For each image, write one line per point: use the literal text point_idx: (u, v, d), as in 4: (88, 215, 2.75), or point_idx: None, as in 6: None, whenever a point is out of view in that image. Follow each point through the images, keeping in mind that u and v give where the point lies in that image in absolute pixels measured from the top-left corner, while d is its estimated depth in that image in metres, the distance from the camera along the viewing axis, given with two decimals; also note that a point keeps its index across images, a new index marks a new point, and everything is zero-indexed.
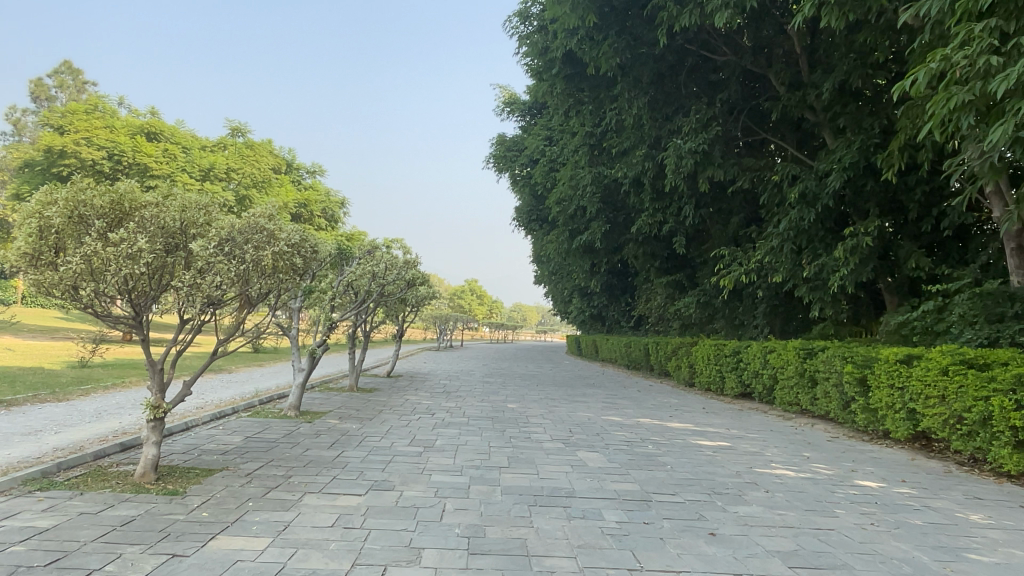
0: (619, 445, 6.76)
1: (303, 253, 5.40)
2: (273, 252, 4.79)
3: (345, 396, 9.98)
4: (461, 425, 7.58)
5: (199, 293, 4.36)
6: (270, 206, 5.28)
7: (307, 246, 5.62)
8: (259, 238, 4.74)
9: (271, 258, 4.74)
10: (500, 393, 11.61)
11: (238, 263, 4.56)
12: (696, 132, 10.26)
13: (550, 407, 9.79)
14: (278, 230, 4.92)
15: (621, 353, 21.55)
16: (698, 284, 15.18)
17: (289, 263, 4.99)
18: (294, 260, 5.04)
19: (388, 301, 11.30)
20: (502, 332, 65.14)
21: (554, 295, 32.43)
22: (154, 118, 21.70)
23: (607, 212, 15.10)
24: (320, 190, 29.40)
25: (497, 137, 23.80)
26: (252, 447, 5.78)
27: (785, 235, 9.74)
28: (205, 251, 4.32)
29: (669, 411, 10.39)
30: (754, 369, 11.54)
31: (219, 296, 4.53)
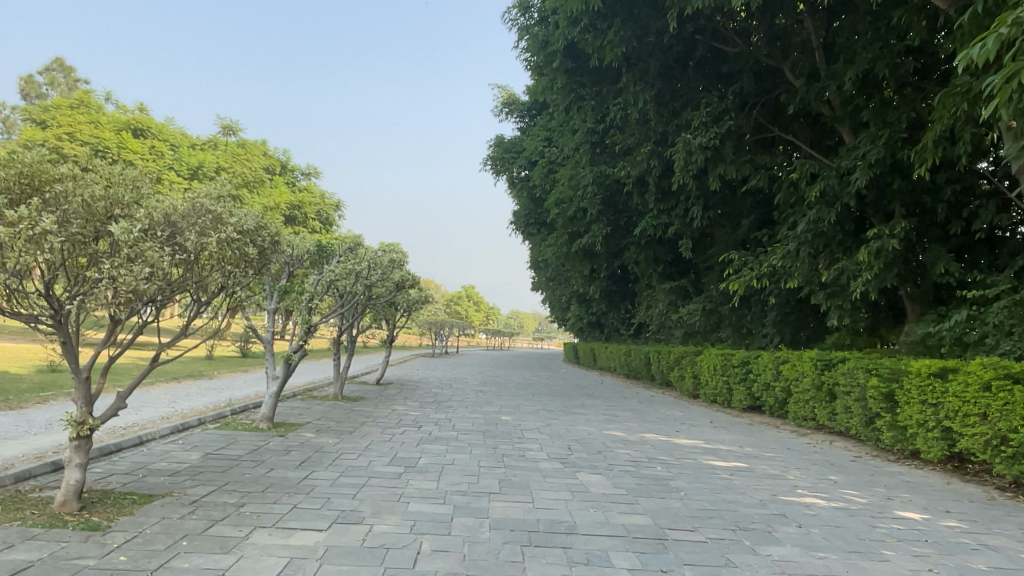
0: (624, 465, 6.06)
1: (261, 243, 4.78)
2: (219, 240, 4.19)
3: (327, 405, 9.29)
4: (449, 440, 6.89)
5: (123, 284, 3.68)
6: (225, 187, 4.67)
7: (267, 234, 4.99)
8: (204, 222, 4.15)
9: (217, 246, 4.14)
10: (495, 403, 10.90)
11: (178, 253, 4.04)
12: (707, 127, 9.61)
13: (548, 420, 9.09)
14: (228, 214, 4.35)
15: (621, 362, 20.88)
16: (704, 291, 14.51)
17: (239, 252, 4.38)
18: (246, 250, 4.43)
19: (377, 304, 10.60)
20: (499, 339, 64.47)
21: (552, 301, 31.71)
22: (142, 114, 21.02)
23: (610, 215, 14.42)
24: (314, 192, 28.70)
25: (495, 138, 23.15)
26: (208, 467, 5.07)
27: (802, 238, 9.08)
28: (129, 235, 3.65)
29: (676, 425, 9.70)
30: (765, 381, 10.88)
31: (152, 291, 3.93)
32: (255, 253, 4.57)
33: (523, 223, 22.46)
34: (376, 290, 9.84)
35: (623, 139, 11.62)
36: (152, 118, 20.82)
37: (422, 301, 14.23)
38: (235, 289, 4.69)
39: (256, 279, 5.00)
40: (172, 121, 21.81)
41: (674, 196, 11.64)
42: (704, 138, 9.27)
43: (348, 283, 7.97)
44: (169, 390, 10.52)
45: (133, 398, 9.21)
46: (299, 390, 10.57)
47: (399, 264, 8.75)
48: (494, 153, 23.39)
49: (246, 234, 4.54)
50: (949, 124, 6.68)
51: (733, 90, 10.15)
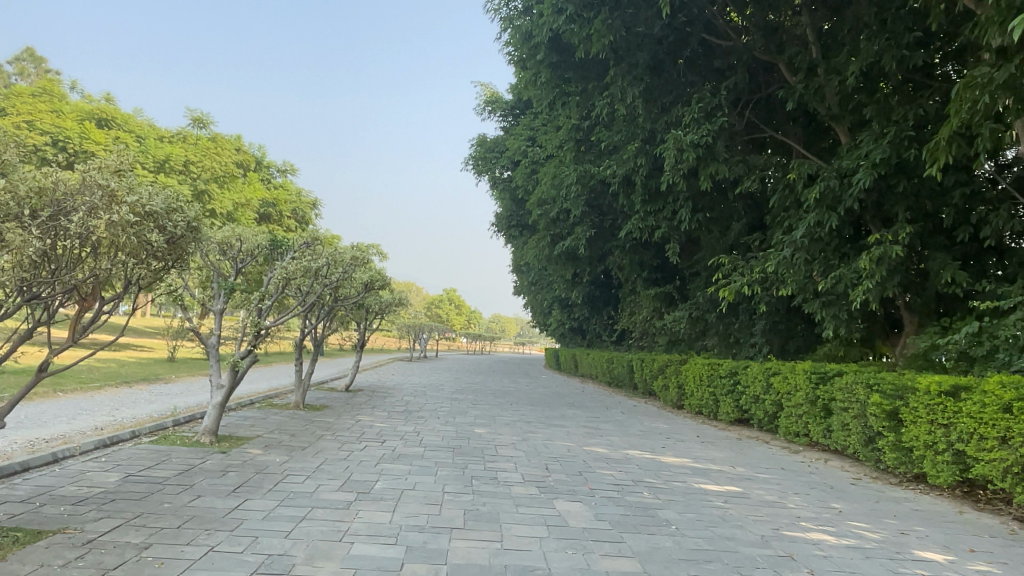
0: (607, 490, 5.41)
1: (167, 229, 5.19)
2: (114, 221, 4.48)
3: (285, 415, 8.56)
4: (414, 458, 6.20)
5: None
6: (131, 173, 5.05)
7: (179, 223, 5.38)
8: (95, 201, 4.45)
9: (106, 228, 4.41)
10: (469, 414, 10.23)
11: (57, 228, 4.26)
12: (699, 124, 9.03)
13: (525, 434, 8.43)
14: (127, 194, 4.72)
15: (603, 369, 20.29)
16: (690, 297, 13.95)
17: (135, 235, 4.71)
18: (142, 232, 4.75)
19: (343, 305, 9.88)
20: (480, 344, 63.75)
21: (533, 306, 31.01)
22: (108, 104, 20.08)
23: (593, 217, 13.82)
24: (290, 190, 27.83)
25: (477, 137, 22.47)
26: (125, 492, 4.34)
27: (798, 244, 8.54)
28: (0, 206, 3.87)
29: (661, 440, 9.07)
30: (755, 394, 10.31)
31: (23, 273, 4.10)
32: (159, 240, 4.97)
33: (504, 225, 21.81)
34: (345, 288, 9.16)
35: (607, 138, 11.02)
36: (118, 108, 19.91)
37: (396, 304, 13.50)
38: (134, 276, 5.02)
39: (165, 268, 5.37)
40: (141, 112, 20.90)
41: (660, 197, 11.07)
42: (696, 135, 8.67)
43: (303, 280, 7.28)
44: (116, 396, 9.71)
45: (71, 405, 8.41)
46: (257, 399, 9.83)
47: (363, 262, 8.06)
48: (476, 152, 22.72)
49: (150, 218, 4.95)
50: (964, 119, 6.16)
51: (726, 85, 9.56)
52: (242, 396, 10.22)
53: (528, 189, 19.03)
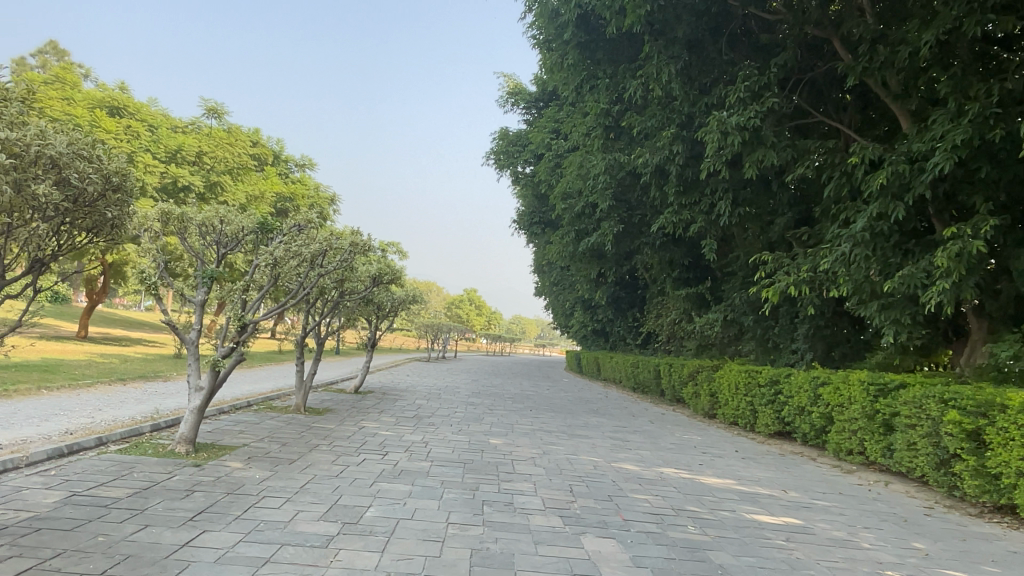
0: (643, 523, 4.51)
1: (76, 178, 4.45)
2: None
3: (282, 421, 7.79)
4: (418, 476, 5.37)
5: None
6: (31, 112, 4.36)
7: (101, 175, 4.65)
8: None
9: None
10: (485, 421, 9.39)
11: None
12: (745, 104, 8.11)
13: (546, 446, 7.56)
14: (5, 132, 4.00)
15: (627, 374, 19.38)
16: (724, 299, 13.01)
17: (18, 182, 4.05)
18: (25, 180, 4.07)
19: (350, 300, 9.10)
20: (500, 345, 62.98)
21: (554, 307, 30.14)
22: (122, 93, 19.55)
23: (621, 211, 12.93)
24: (308, 184, 27.16)
25: (499, 131, 21.60)
26: (56, 519, 3.53)
27: (857, 238, 7.58)
28: None
29: (698, 456, 8.14)
30: (799, 405, 9.37)
31: None
32: (50, 193, 4.21)
33: (526, 222, 20.94)
34: (347, 277, 8.35)
35: (639, 123, 10.12)
36: (131, 97, 19.39)
37: (410, 301, 12.71)
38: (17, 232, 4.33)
39: (74, 224, 4.69)
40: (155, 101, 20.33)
41: (696, 188, 10.17)
42: (742, 115, 7.76)
43: (298, 269, 6.53)
44: (106, 395, 9.00)
45: (51, 404, 7.70)
46: (255, 401, 9.07)
47: (364, 250, 7.27)
48: (497, 147, 21.86)
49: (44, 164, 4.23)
50: None
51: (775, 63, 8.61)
52: (240, 397, 9.49)
53: (551, 184, 18.16)
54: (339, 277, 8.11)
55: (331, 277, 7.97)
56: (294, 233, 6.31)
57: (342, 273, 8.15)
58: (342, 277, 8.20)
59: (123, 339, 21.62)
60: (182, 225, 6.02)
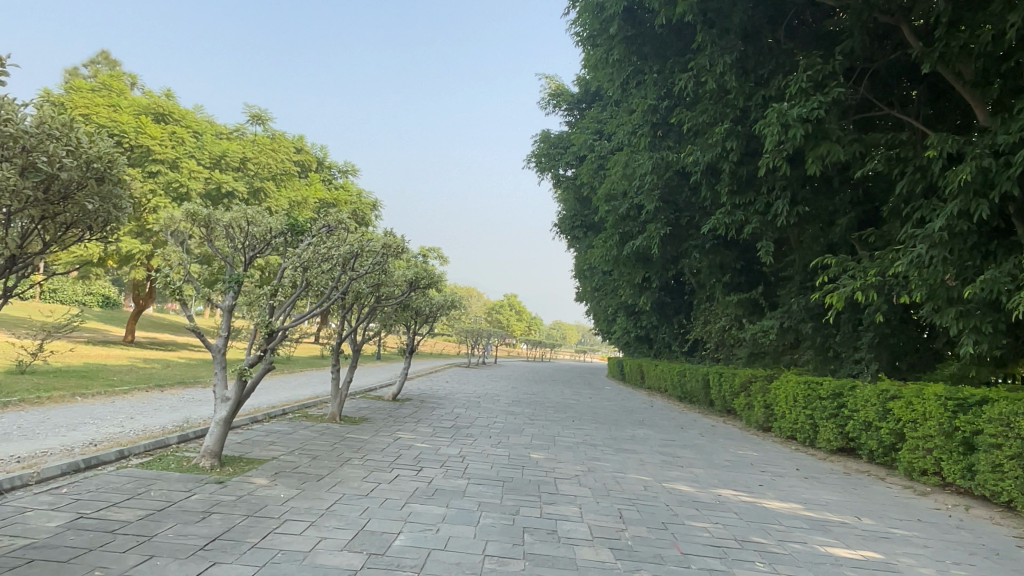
0: (705, 559, 4.00)
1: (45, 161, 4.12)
2: None
3: (315, 431, 7.47)
4: (454, 496, 4.96)
5: None
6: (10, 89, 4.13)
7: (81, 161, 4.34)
8: None
9: None
10: (527, 433, 8.95)
11: None
12: (807, 95, 7.53)
13: (592, 462, 7.08)
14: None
15: (673, 383, 18.71)
16: (779, 305, 12.34)
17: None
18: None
19: (386, 305, 8.78)
20: (541, 351, 62.45)
21: (597, 313, 29.54)
22: (168, 100, 19.72)
23: (668, 213, 12.37)
24: (349, 190, 27.12)
25: (540, 133, 21.14)
26: (55, 548, 3.23)
27: (932, 239, 6.92)
28: None
29: (756, 475, 7.56)
30: (866, 419, 8.69)
31: None
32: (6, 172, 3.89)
33: (568, 226, 20.45)
34: (382, 280, 8.03)
35: (689, 119, 9.58)
36: (176, 104, 19.55)
37: (449, 307, 12.36)
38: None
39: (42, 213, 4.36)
40: (199, 107, 20.48)
41: (751, 187, 9.59)
42: (804, 106, 7.19)
43: (328, 271, 6.21)
44: (141, 401, 8.84)
45: (82, 412, 7.53)
46: (289, 409, 8.81)
47: (398, 250, 6.92)
48: (538, 150, 21.39)
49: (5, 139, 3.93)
50: None
51: (839, 51, 8.00)
52: (275, 404, 9.24)
53: (595, 186, 17.63)
54: (374, 280, 7.79)
55: (365, 281, 7.65)
56: (323, 235, 5.98)
57: (376, 275, 7.82)
58: (377, 280, 7.88)
59: (168, 344, 21.85)
60: (208, 227, 5.76)
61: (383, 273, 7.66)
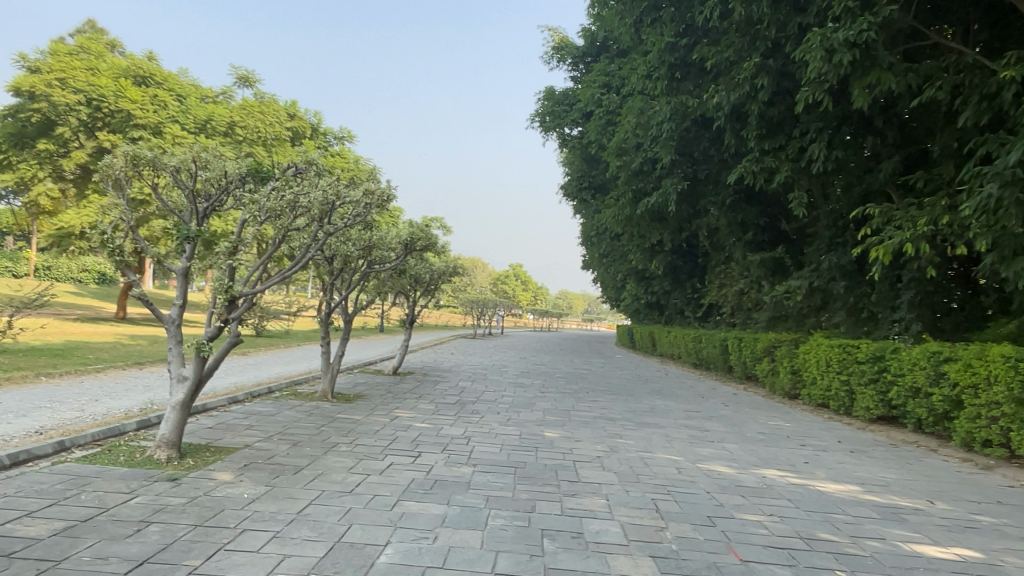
0: (773, 569, 3.16)
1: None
2: None
3: (302, 412, 6.65)
4: (456, 490, 4.12)
5: None
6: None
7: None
8: None
9: None
10: (538, 408, 8.11)
11: None
12: (854, 16, 6.53)
13: (614, 441, 6.24)
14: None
15: (687, 349, 17.89)
16: (807, 263, 11.45)
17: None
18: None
19: (378, 271, 7.91)
20: (547, 321, 61.72)
21: (604, 280, 28.63)
22: (149, 62, 18.68)
23: (685, 165, 11.48)
24: (347, 156, 26.04)
25: (544, 90, 20.02)
26: None
27: (1005, 177, 5.99)
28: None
29: (797, 450, 6.72)
30: (913, 385, 7.85)
31: None
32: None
33: (575, 188, 19.43)
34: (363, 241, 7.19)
35: (714, 56, 8.60)
36: (159, 67, 18.52)
37: (451, 273, 11.48)
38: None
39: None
40: (184, 70, 19.44)
41: (781, 131, 8.68)
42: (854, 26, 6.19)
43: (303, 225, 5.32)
44: (113, 381, 8.06)
45: (41, 394, 6.74)
46: (275, 387, 7.99)
47: (384, 200, 6.04)
48: (543, 107, 20.27)
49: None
50: None
51: None
52: (260, 382, 8.42)
53: (603, 144, 16.63)
54: (347, 242, 6.96)
55: (347, 236, 6.78)
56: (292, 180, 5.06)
57: (352, 235, 7.01)
58: (351, 241, 7.03)
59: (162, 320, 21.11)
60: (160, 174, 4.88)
61: (370, 227, 6.74)
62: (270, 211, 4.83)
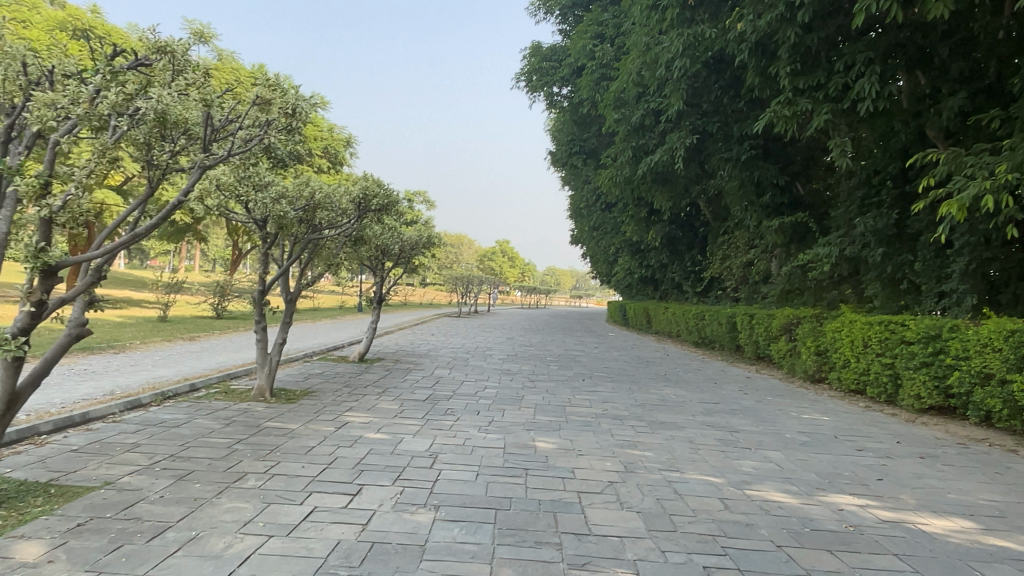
0: None
1: None
2: None
3: (222, 420, 5.15)
4: (402, 565, 2.63)
5: None
6: None
7: None
8: None
9: None
10: (527, 404, 6.62)
11: None
12: None
13: (625, 454, 4.78)
14: None
15: (687, 327, 16.50)
16: (835, 227, 10.00)
17: None
18: None
19: (325, 237, 6.36)
20: (535, 298, 60.26)
21: (595, 253, 27.15)
22: (92, 16, 16.77)
23: (693, 117, 10.11)
24: (320, 123, 24.11)
25: (531, 46, 18.28)
26: None
27: None
28: None
29: (855, 458, 5.29)
30: (983, 370, 6.43)
31: None
32: None
33: (565, 153, 17.81)
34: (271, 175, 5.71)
35: None
36: (102, 21, 16.65)
37: (425, 245, 9.93)
38: None
39: None
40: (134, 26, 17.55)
41: (819, 65, 7.18)
42: None
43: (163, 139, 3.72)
44: None
45: None
46: (200, 383, 6.51)
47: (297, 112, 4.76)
48: (529, 65, 18.54)
49: None
50: None
51: None
52: (186, 377, 6.93)
53: (596, 102, 15.03)
54: (273, 196, 5.52)
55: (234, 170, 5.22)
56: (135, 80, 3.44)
57: (286, 189, 5.67)
58: (274, 194, 5.56)
59: (119, 301, 19.48)
60: None
61: (278, 158, 5.16)
62: (86, 121, 3.27)
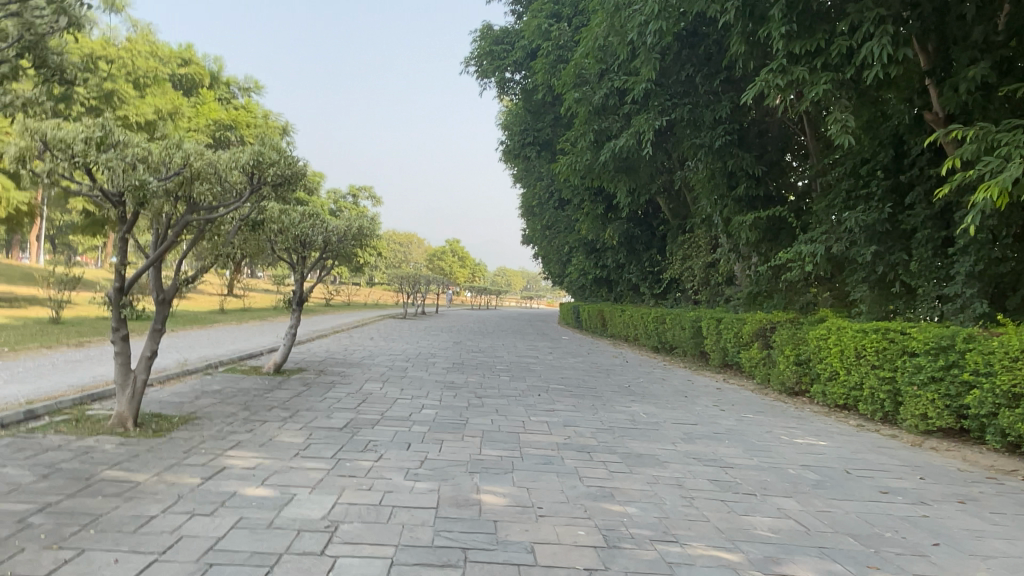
0: None
1: None
2: None
3: (40, 468, 3.68)
4: None
5: None
6: None
7: None
8: None
9: None
10: (470, 432, 5.29)
11: None
12: None
13: (600, 513, 3.51)
14: None
15: (646, 331, 15.43)
16: (817, 222, 8.98)
17: None
18: None
19: (211, 219, 4.97)
20: (485, 299, 58.97)
21: (547, 253, 26.01)
22: None
23: (662, 98, 8.98)
24: (253, 109, 22.26)
25: (482, 28, 16.96)
26: None
27: None
28: None
29: (886, 506, 4.15)
30: (1013, 390, 5.43)
31: None
32: None
33: (518, 144, 16.56)
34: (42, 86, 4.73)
35: None
36: None
37: (355, 236, 8.50)
38: None
39: None
40: None
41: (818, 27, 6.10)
42: None
43: None
44: None
45: None
46: (42, 409, 4.98)
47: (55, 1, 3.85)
48: (479, 48, 17.19)
49: None
50: None
51: None
52: (32, 398, 5.38)
53: (552, 87, 13.80)
54: (127, 160, 4.11)
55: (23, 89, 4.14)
56: None
57: (145, 150, 4.27)
58: (130, 158, 4.16)
59: (18, 299, 17.38)
60: None
61: None
62: None
